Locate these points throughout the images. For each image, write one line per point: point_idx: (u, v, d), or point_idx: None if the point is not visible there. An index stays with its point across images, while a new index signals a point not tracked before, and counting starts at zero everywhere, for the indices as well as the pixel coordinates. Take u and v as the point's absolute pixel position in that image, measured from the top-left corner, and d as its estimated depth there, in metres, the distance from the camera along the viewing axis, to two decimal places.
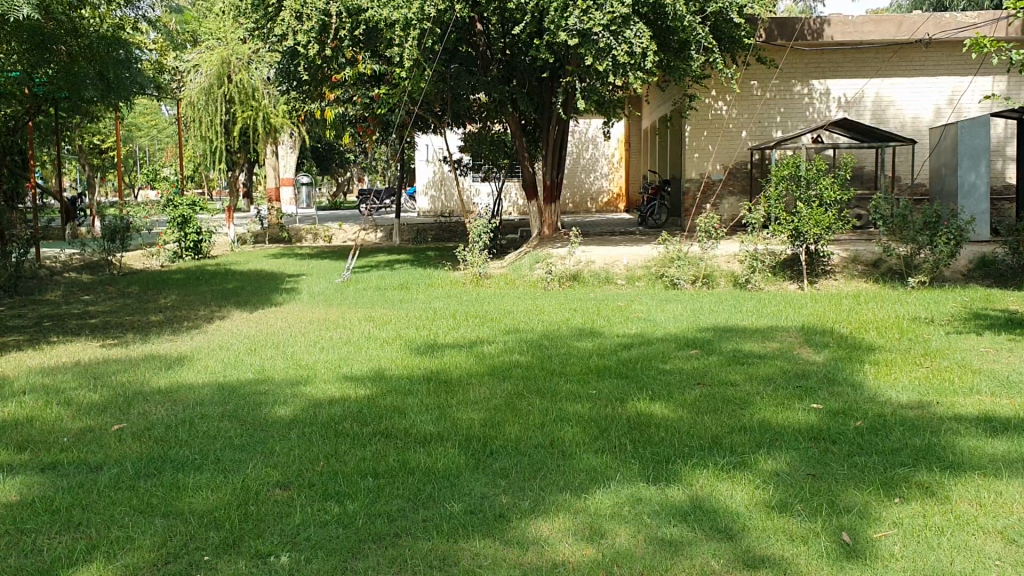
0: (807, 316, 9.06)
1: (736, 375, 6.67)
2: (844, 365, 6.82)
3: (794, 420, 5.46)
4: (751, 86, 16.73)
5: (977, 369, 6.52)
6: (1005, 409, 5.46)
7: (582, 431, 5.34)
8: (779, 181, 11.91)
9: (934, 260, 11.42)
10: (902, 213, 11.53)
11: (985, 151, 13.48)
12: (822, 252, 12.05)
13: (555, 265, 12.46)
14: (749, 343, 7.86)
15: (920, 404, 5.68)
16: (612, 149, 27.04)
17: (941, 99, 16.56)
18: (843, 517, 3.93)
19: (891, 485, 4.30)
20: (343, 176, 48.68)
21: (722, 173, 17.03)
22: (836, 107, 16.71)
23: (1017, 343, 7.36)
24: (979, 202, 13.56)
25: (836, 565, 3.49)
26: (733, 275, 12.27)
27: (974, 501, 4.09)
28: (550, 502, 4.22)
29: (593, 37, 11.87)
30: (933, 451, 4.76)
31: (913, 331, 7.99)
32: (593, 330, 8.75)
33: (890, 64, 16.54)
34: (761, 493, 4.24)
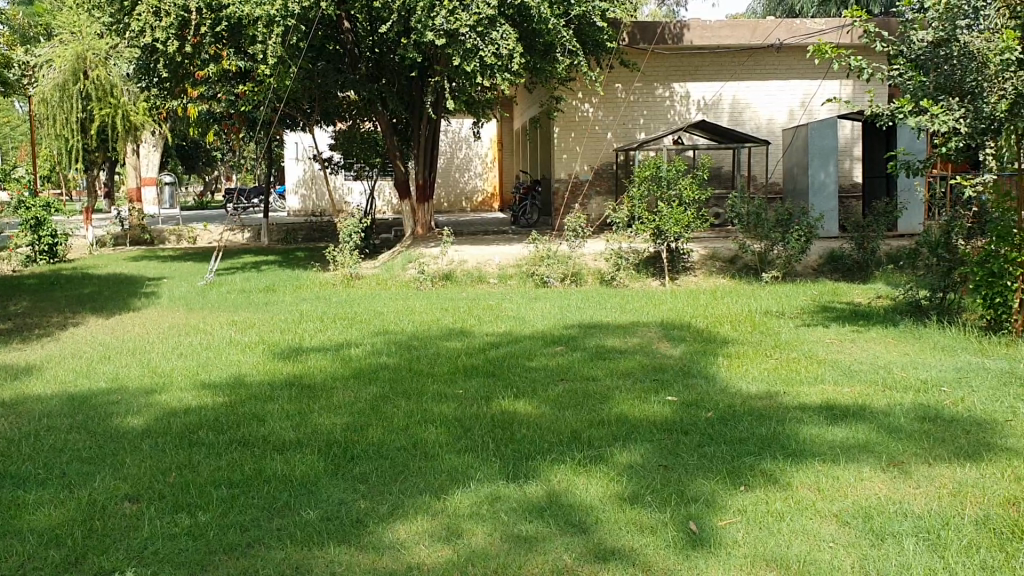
0: (667, 312, 9.29)
1: (599, 370, 6.81)
2: (700, 358, 7.04)
3: (650, 412, 5.62)
4: (615, 88, 17.08)
5: (823, 359, 6.83)
6: (845, 398, 5.75)
7: (445, 431, 5.35)
8: (641, 182, 12.18)
9: (786, 256, 11.92)
10: (755, 212, 12.04)
11: (833, 151, 14.14)
12: (682, 250, 12.42)
13: (427, 266, 12.43)
14: (611, 339, 8.02)
15: (768, 393, 5.94)
16: (486, 149, 27.04)
17: (794, 102, 17.32)
18: (690, 507, 4.06)
19: (739, 474, 4.47)
20: (211, 175, 47.20)
21: (589, 174, 17.28)
22: (696, 110, 17.24)
23: (859, 333, 7.76)
24: (828, 201, 14.21)
25: (682, 554, 3.60)
26: (599, 273, 12.51)
27: (812, 486, 4.30)
28: (409, 505, 4.20)
29: (460, 38, 11.87)
30: (778, 439, 4.97)
31: (765, 325, 8.32)
32: (461, 330, 8.75)
33: (745, 68, 17.19)
34: (615, 487, 4.35)
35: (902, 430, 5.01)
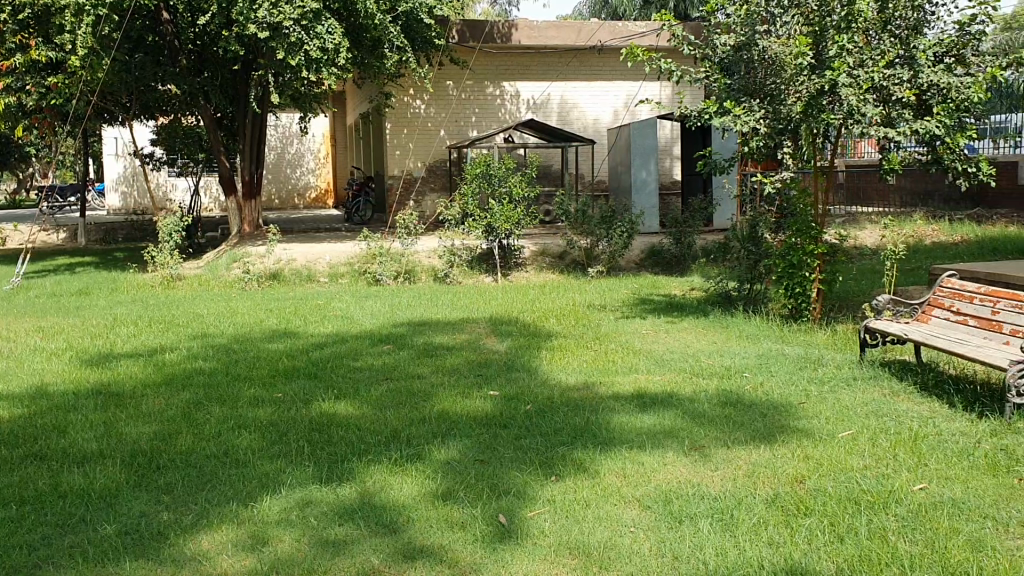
0: (495, 307, 9.39)
1: (423, 368, 6.81)
2: (524, 352, 7.16)
3: (470, 408, 5.66)
4: (445, 86, 17.12)
5: (639, 350, 7.08)
6: (657, 386, 5.99)
7: (259, 436, 5.21)
8: (472, 179, 12.18)
9: (611, 251, 12.33)
10: (581, 207, 12.38)
11: (654, 150, 14.65)
12: (513, 246, 12.60)
13: (253, 265, 12.05)
14: (438, 336, 8.03)
15: (585, 384, 6.11)
16: (318, 144, 26.55)
17: (618, 103, 17.89)
18: (501, 501, 4.11)
19: (550, 465, 4.57)
20: (22, 172, 44.16)
21: (422, 171, 17.25)
22: (525, 109, 17.55)
23: (675, 324, 8.10)
24: (649, 198, 14.74)
25: (489, 547, 3.64)
26: (432, 270, 12.51)
27: (619, 473, 4.44)
28: (214, 515, 4.06)
29: (284, 31, 11.58)
30: (589, 429, 5.10)
31: (587, 318, 8.55)
32: (285, 331, 8.55)
33: (571, 68, 17.60)
34: (428, 484, 4.35)
35: (706, 415, 5.25)
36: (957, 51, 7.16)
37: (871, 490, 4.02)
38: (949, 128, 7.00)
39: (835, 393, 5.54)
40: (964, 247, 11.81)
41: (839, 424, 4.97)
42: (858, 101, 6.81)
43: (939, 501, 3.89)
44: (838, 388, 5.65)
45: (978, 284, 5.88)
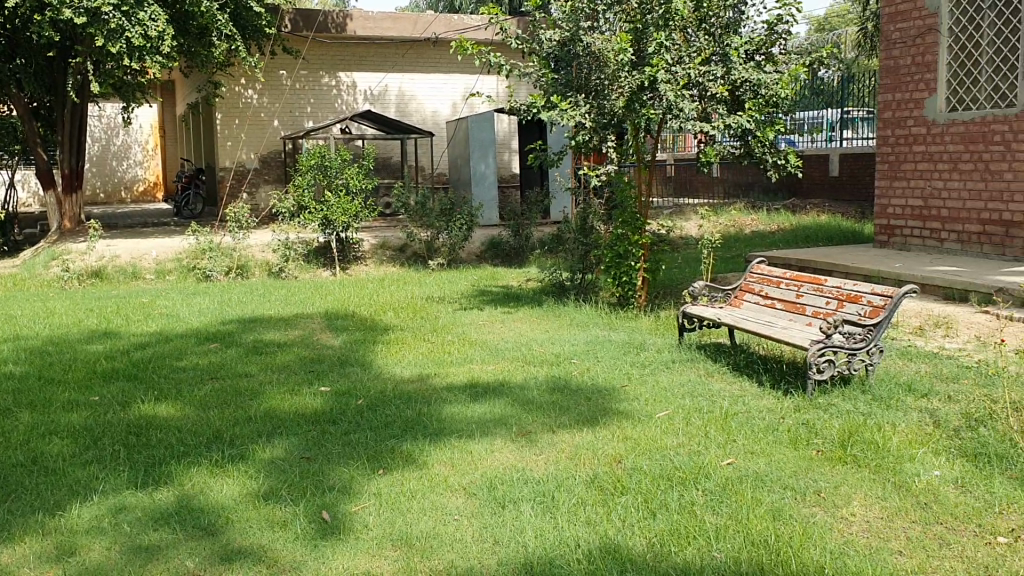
0: (330, 302, 9.26)
1: (253, 366, 6.65)
2: (358, 347, 7.10)
3: (299, 405, 5.58)
4: (278, 75, 16.74)
5: (473, 341, 7.15)
6: (489, 375, 6.07)
7: (71, 442, 4.96)
8: (306, 171, 11.85)
9: (450, 244, 12.38)
10: (421, 199, 12.35)
11: (492, 143, 14.81)
12: (351, 239, 12.45)
13: (73, 263, 11.41)
14: (270, 333, 7.85)
15: (418, 376, 6.12)
16: (146, 135, 25.45)
17: (456, 95, 18.00)
18: (325, 496, 4.07)
19: (378, 458, 4.57)
20: None
21: (256, 162, 16.81)
22: (363, 100, 17.30)
23: (510, 314, 8.22)
24: (488, 190, 14.90)
25: (310, 545, 3.61)
26: (267, 265, 12.20)
27: (446, 463, 4.49)
28: (17, 527, 3.84)
29: (103, 17, 11.01)
30: (419, 421, 5.13)
31: (423, 311, 8.57)
32: (106, 332, 8.15)
33: (408, 60, 17.53)
34: (250, 484, 4.26)
35: (534, 401, 5.37)
36: (766, 50, 7.60)
37: (683, 467, 4.21)
38: (759, 123, 7.42)
39: (657, 376, 5.77)
40: (781, 236, 12.54)
41: (657, 405, 5.19)
42: (676, 97, 7.13)
43: (744, 474, 4.12)
44: (658, 370, 5.90)
45: (784, 270, 6.30)
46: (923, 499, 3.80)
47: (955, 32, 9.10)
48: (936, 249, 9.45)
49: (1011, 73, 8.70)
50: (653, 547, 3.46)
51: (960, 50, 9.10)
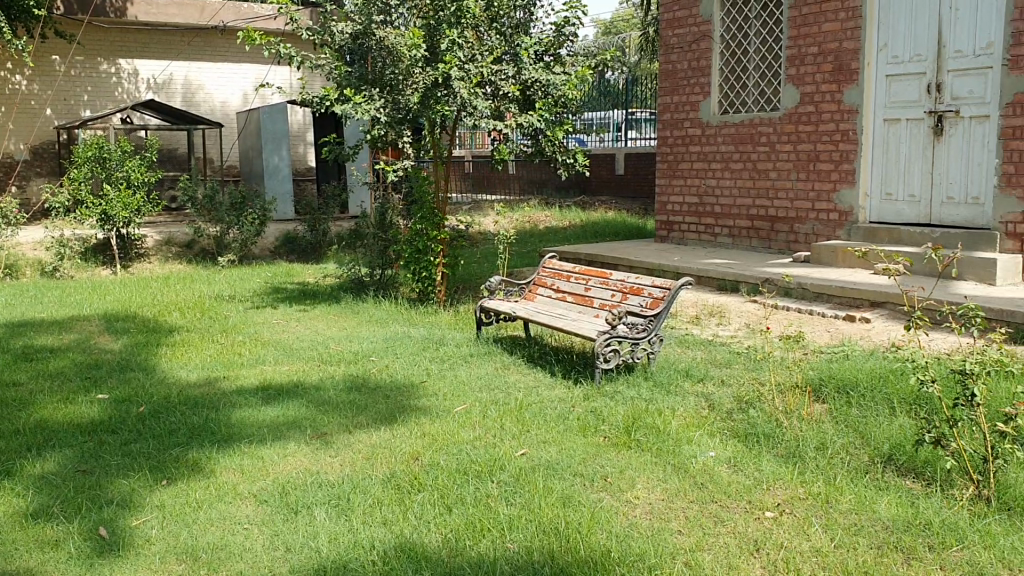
0: (111, 303, 8.72)
1: (21, 374, 6.15)
2: (141, 350, 6.72)
3: (74, 414, 5.22)
4: (50, 60, 15.55)
5: (266, 340, 6.95)
6: (282, 376, 5.91)
7: None
8: (82, 163, 11.06)
9: (241, 240, 11.98)
10: (210, 193, 11.86)
11: (285, 135, 14.42)
12: (134, 235, 11.80)
13: None
14: (41, 338, 7.29)
15: (207, 380, 5.88)
16: None
17: (247, 85, 17.44)
18: (103, 511, 3.84)
19: (161, 468, 4.35)
20: None
21: (26, 153, 15.72)
22: (146, 88, 16.40)
23: (305, 312, 8.05)
24: (282, 184, 14.53)
25: (85, 565, 3.39)
26: (39, 263, 11.32)
27: (235, 470, 4.33)
28: None
29: None
30: (207, 426, 4.93)
31: (213, 310, 8.23)
32: None
33: (194, 48, 16.79)
34: (18, 503, 3.95)
35: (329, 402, 5.28)
36: (555, 51, 7.86)
37: (478, 460, 4.28)
38: (549, 123, 7.66)
39: (453, 371, 5.82)
40: (573, 231, 12.96)
41: (454, 400, 5.23)
42: (470, 94, 7.26)
43: (536, 464, 4.23)
44: (455, 365, 5.95)
45: (573, 265, 6.53)
46: (700, 479, 4.04)
47: (726, 38, 9.72)
48: (711, 243, 10.07)
49: (774, 79, 9.32)
50: (448, 543, 3.49)
51: (730, 55, 9.74)
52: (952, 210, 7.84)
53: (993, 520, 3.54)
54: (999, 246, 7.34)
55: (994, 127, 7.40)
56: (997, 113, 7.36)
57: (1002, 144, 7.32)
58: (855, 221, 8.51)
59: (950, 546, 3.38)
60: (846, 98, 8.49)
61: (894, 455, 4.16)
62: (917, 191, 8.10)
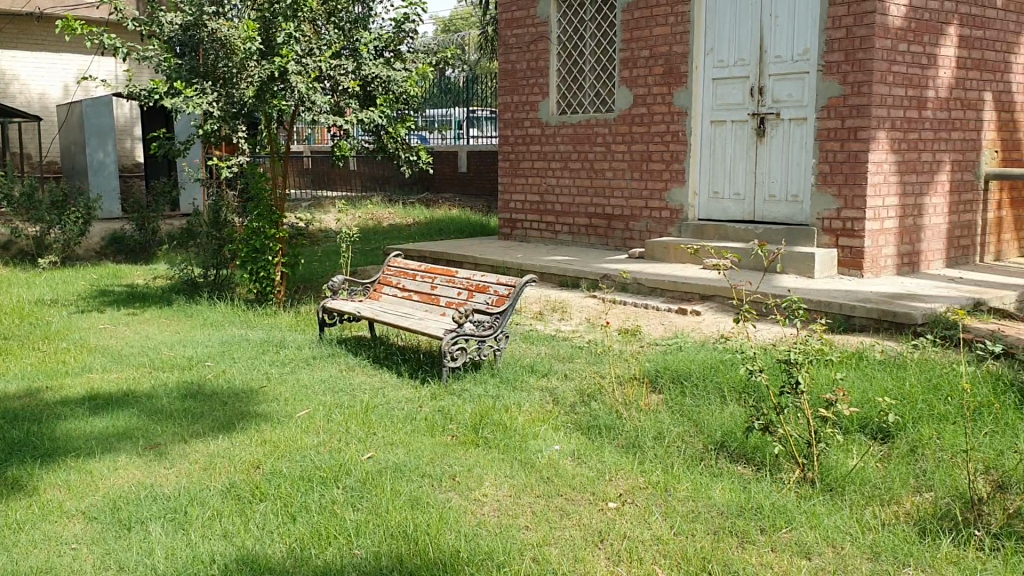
0: None
1: None
2: None
3: None
4: None
5: (93, 346, 6.57)
6: (111, 385, 5.61)
7: None
8: None
9: (64, 240, 11.28)
10: (28, 191, 11.09)
11: (111, 129, 13.67)
12: None
13: None
14: None
15: (28, 391, 5.50)
16: None
17: (67, 77, 16.45)
18: None
19: None
20: None
21: None
22: None
23: (135, 316, 7.67)
24: (108, 180, 13.78)
25: None
26: None
27: (61, 486, 4.08)
28: None
29: None
30: (29, 441, 4.61)
31: (34, 315, 7.71)
32: None
33: (7, 36, 15.69)
34: None
35: (163, 410, 5.05)
36: (395, 47, 7.82)
37: (322, 465, 4.19)
38: (390, 119, 7.61)
39: (295, 374, 5.68)
40: (416, 228, 12.91)
41: (297, 405, 5.10)
42: (307, 89, 7.09)
43: (383, 466, 4.18)
44: (297, 368, 5.81)
45: (418, 263, 6.50)
46: (546, 474, 4.10)
47: (562, 39, 9.92)
48: (552, 241, 10.26)
49: (609, 81, 9.57)
50: (293, 553, 3.40)
51: (567, 57, 9.95)
52: (773, 207, 8.28)
53: (818, 501, 3.77)
54: (816, 240, 7.83)
55: (811, 128, 7.86)
56: (813, 116, 7.82)
57: (817, 145, 7.78)
58: (686, 219, 8.87)
59: (779, 528, 3.57)
60: (676, 100, 8.84)
61: (726, 442, 4.36)
62: (742, 189, 8.50)
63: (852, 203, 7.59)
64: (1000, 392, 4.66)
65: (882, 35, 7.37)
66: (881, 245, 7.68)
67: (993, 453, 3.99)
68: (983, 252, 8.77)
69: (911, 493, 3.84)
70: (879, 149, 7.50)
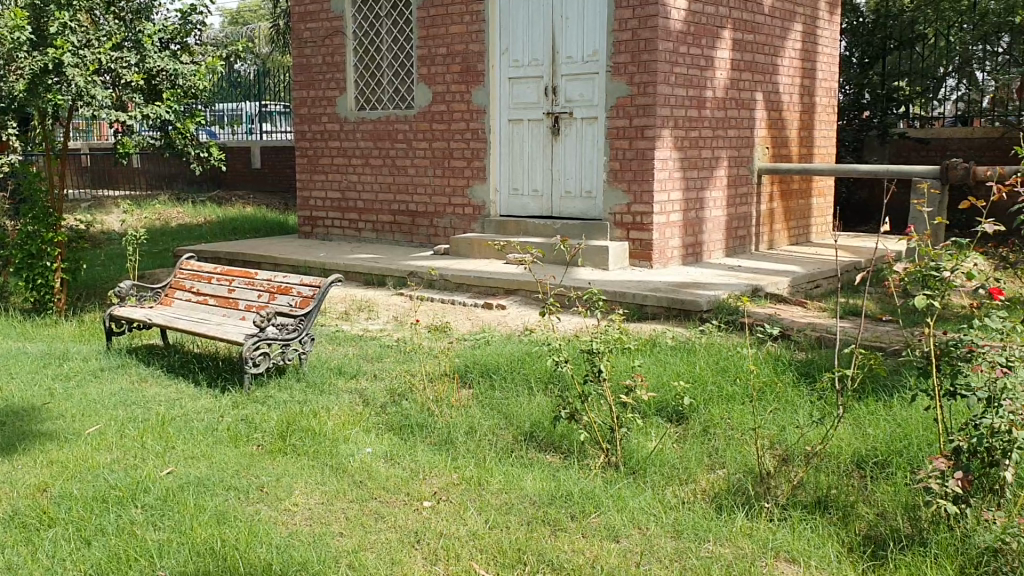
0: None
1: None
2: None
3: None
4: None
5: None
6: None
7: None
8: None
9: None
10: None
11: None
12: None
13: None
14: None
15: None
16: None
17: None
18: None
19: None
20: None
21: None
22: None
23: None
24: None
25: None
26: None
27: None
28: None
29: None
30: None
31: None
32: None
33: None
34: None
35: None
36: (182, 39, 7.46)
37: (118, 484, 3.94)
38: (178, 115, 7.26)
39: (83, 388, 5.31)
40: (210, 228, 12.38)
41: (85, 421, 4.76)
42: (86, 83, 6.63)
43: (185, 481, 3.99)
44: (84, 382, 5.43)
45: (214, 266, 6.24)
46: (358, 477, 4.06)
47: (358, 35, 9.82)
48: (354, 238, 10.13)
49: (408, 78, 9.60)
50: None
51: (364, 53, 9.86)
52: (569, 203, 8.54)
53: (623, 484, 3.94)
54: (610, 234, 8.16)
55: (601, 127, 8.18)
56: (603, 115, 8.13)
57: (608, 143, 8.11)
58: (487, 215, 9.01)
59: (589, 513, 3.71)
60: (473, 99, 8.94)
61: (535, 432, 4.48)
62: (539, 185, 8.73)
63: (641, 198, 7.95)
64: (780, 371, 5.04)
65: (664, 37, 7.77)
66: (668, 237, 8.12)
67: (776, 429, 4.31)
68: (758, 241, 9.45)
69: (706, 471, 4.08)
70: (664, 147, 7.91)
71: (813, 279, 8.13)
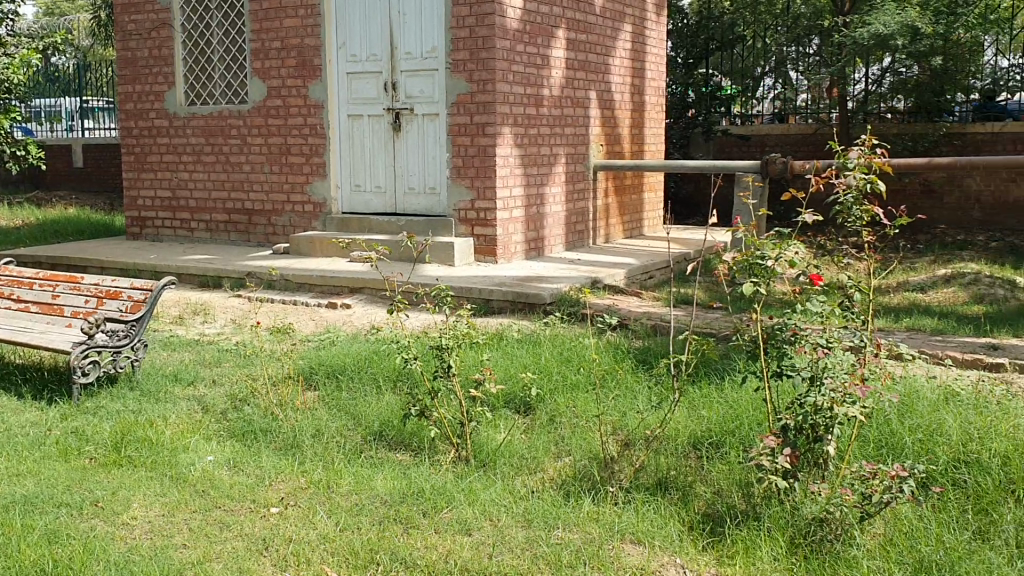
0: None
1: None
2: None
3: None
4: None
5: None
6: None
7: None
8: None
9: None
10: None
11: None
12: None
13: None
14: None
15: None
16: None
17: None
18: None
19: None
20: None
21: None
22: None
23: None
24: None
25: None
26: None
27: None
28: None
29: None
30: None
31: None
32: None
33: None
34: None
35: None
36: None
37: None
38: None
39: None
40: (28, 231, 11.60)
41: None
42: None
43: (10, 501, 3.73)
44: None
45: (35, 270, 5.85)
46: (200, 487, 3.91)
47: (187, 27, 9.47)
48: (187, 239, 9.74)
49: (241, 72, 9.23)
50: None
51: (193, 46, 9.50)
52: (412, 200, 8.52)
53: (473, 478, 3.98)
54: (453, 231, 8.20)
55: (442, 124, 8.20)
56: (444, 112, 8.15)
57: (449, 140, 8.13)
58: (328, 212, 8.85)
59: (441, 509, 3.72)
60: (311, 94, 8.77)
61: (384, 431, 4.46)
62: (381, 182, 8.66)
63: (484, 194, 8.03)
64: (619, 359, 5.22)
65: (501, 35, 7.87)
66: (510, 232, 8.23)
67: (618, 415, 4.45)
68: (596, 235, 9.72)
69: (553, 459, 4.17)
70: (504, 144, 8.01)
71: (648, 271, 8.45)
